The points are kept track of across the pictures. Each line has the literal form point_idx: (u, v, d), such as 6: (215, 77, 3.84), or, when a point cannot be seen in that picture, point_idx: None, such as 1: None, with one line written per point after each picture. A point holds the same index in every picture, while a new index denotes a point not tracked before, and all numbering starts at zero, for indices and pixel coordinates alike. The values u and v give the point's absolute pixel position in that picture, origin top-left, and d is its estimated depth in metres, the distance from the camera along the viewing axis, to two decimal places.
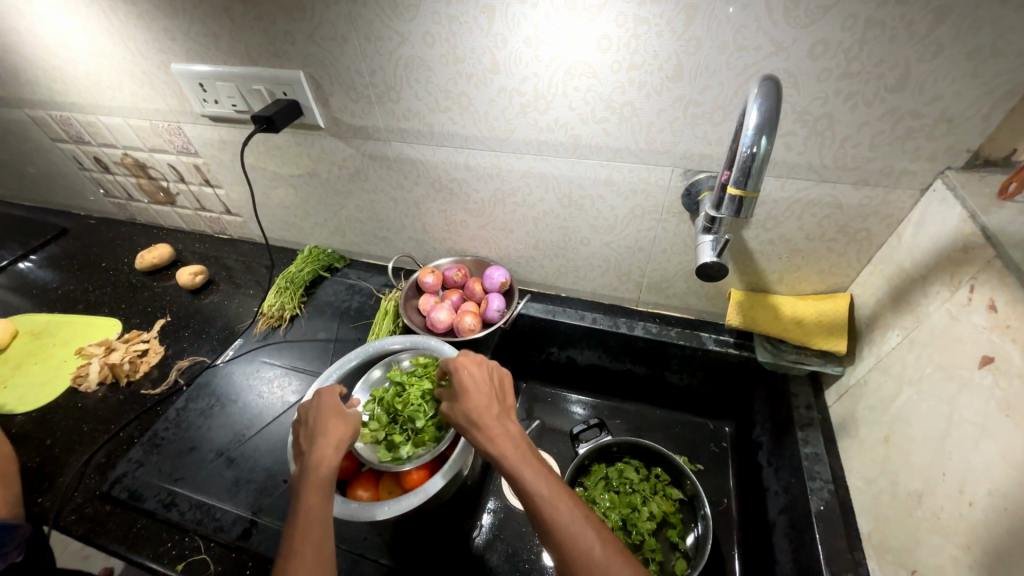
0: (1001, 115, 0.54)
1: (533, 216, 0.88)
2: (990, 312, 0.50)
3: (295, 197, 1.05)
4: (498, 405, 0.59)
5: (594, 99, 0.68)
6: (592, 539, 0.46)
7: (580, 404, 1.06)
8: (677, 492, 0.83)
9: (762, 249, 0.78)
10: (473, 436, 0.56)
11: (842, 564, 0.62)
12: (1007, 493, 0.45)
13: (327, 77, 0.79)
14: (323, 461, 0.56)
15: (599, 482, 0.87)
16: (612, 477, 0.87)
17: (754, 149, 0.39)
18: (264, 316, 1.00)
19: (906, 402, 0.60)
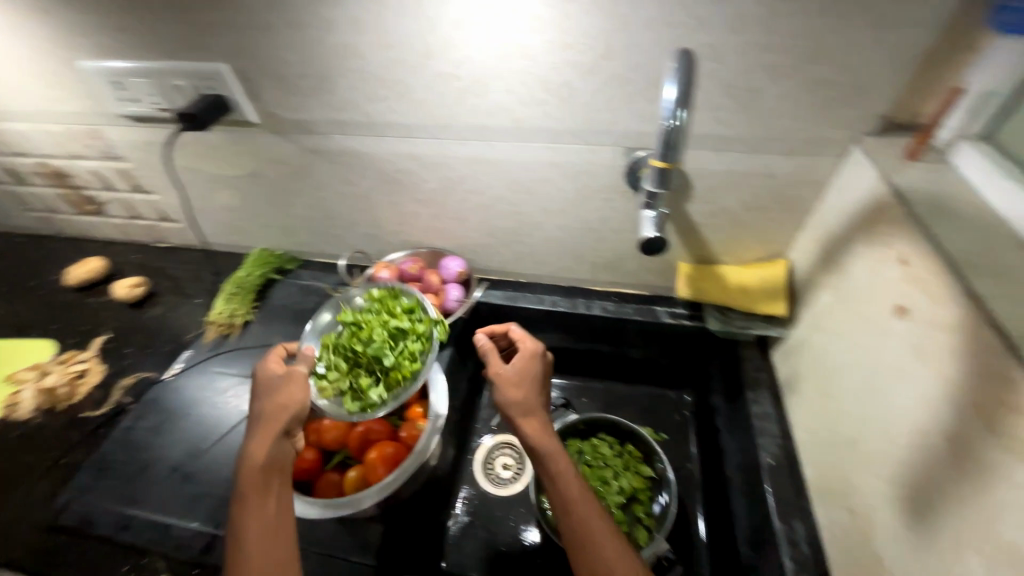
0: (906, 81, 0.57)
1: (484, 203, 0.88)
2: (903, 266, 0.53)
3: (236, 198, 1.00)
4: (541, 406, 0.62)
5: (531, 81, 0.68)
6: (609, 545, 0.50)
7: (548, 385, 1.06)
8: (648, 470, 0.86)
9: (705, 222, 0.80)
10: (514, 427, 0.59)
11: (790, 511, 0.66)
12: (920, 429, 0.48)
13: (255, 69, 0.75)
14: (261, 450, 0.56)
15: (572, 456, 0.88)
16: (587, 451, 0.88)
17: (674, 121, 0.41)
18: (213, 324, 0.97)
19: (839, 356, 0.64)
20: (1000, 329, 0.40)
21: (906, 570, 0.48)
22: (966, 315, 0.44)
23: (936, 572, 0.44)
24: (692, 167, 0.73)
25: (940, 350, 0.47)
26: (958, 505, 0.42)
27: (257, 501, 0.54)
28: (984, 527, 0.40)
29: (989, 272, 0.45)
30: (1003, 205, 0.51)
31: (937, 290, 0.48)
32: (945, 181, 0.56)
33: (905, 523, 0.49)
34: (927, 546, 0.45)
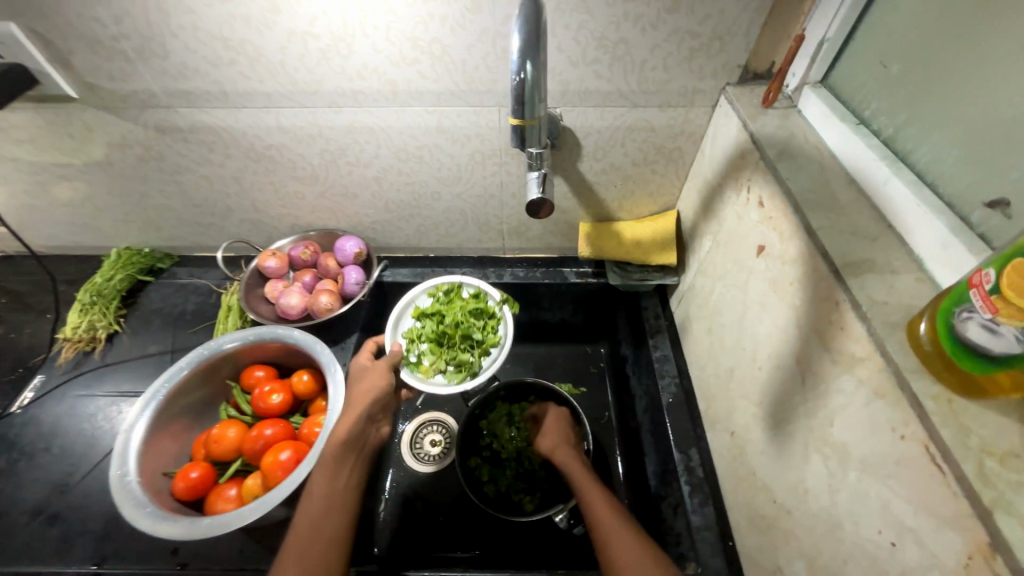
0: (757, 30, 0.60)
1: (374, 176, 0.81)
2: (760, 208, 0.58)
3: (75, 190, 0.85)
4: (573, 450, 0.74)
5: (398, 38, 0.62)
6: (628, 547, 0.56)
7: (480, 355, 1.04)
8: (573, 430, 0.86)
9: (598, 179, 0.81)
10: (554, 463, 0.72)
11: (687, 441, 0.72)
12: (777, 354, 0.54)
13: (56, 30, 0.62)
14: (341, 432, 0.58)
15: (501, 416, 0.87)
16: (514, 411, 0.88)
17: (522, 75, 0.40)
18: (68, 341, 0.83)
19: (718, 296, 0.69)
20: (828, 257, 0.45)
21: (772, 477, 0.54)
22: (804, 248, 0.49)
23: (792, 475, 0.50)
24: (578, 124, 0.72)
25: (789, 281, 0.51)
26: (804, 415, 0.48)
27: (324, 475, 0.55)
28: (822, 431, 0.45)
29: (823, 206, 0.50)
30: (835, 147, 0.56)
31: (784, 227, 0.53)
32: (793, 124, 0.61)
33: (769, 437, 0.55)
34: (785, 454, 0.51)
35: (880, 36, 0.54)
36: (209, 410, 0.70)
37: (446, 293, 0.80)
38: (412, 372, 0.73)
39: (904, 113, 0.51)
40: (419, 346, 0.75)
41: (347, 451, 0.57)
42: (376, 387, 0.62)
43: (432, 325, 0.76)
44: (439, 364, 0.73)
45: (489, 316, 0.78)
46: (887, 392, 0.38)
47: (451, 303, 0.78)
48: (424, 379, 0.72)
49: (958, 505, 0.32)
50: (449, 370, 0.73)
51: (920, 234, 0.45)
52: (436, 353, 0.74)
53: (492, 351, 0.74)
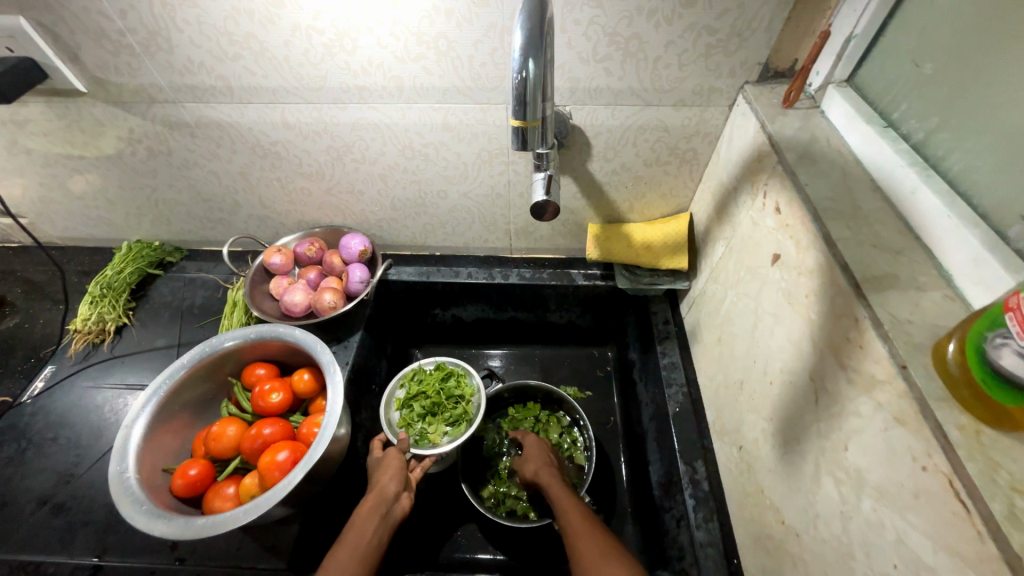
0: (779, 26, 0.57)
1: (379, 173, 0.80)
2: (777, 214, 0.55)
3: (88, 184, 0.86)
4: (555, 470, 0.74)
5: (403, 33, 0.61)
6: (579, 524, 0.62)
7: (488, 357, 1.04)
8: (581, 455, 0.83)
9: (608, 180, 0.79)
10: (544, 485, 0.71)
11: (692, 453, 0.69)
12: (791, 368, 0.51)
13: (63, 24, 0.62)
14: (365, 503, 0.61)
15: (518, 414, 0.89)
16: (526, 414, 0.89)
17: (523, 74, 0.38)
18: (78, 333, 0.84)
19: (729, 305, 0.67)
20: (848, 271, 0.42)
21: (780, 497, 0.51)
22: (822, 260, 0.46)
23: (802, 497, 0.47)
24: (589, 123, 0.69)
25: (805, 293, 0.49)
26: (817, 436, 0.45)
27: (351, 541, 0.56)
28: (836, 455, 0.43)
29: (843, 215, 0.47)
30: (860, 152, 0.53)
31: (801, 237, 0.50)
32: (815, 126, 0.58)
33: (779, 455, 0.52)
34: (795, 475, 0.49)
35: (912, 34, 0.51)
36: (211, 406, 0.70)
37: (413, 375, 0.84)
38: (422, 445, 0.75)
39: (937, 116, 0.48)
40: (415, 427, 0.78)
41: (368, 516, 0.59)
42: (396, 467, 0.67)
43: (417, 405, 0.80)
44: (440, 426, 0.78)
45: (457, 375, 0.85)
46: (908, 419, 0.35)
47: (423, 377, 0.83)
48: (436, 446, 0.75)
49: (982, 547, 0.30)
50: (450, 428, 0.78)
51: (949, 248, 0.42)
52: (433, 422, 0.79)
53: (475, 398, 0.81)
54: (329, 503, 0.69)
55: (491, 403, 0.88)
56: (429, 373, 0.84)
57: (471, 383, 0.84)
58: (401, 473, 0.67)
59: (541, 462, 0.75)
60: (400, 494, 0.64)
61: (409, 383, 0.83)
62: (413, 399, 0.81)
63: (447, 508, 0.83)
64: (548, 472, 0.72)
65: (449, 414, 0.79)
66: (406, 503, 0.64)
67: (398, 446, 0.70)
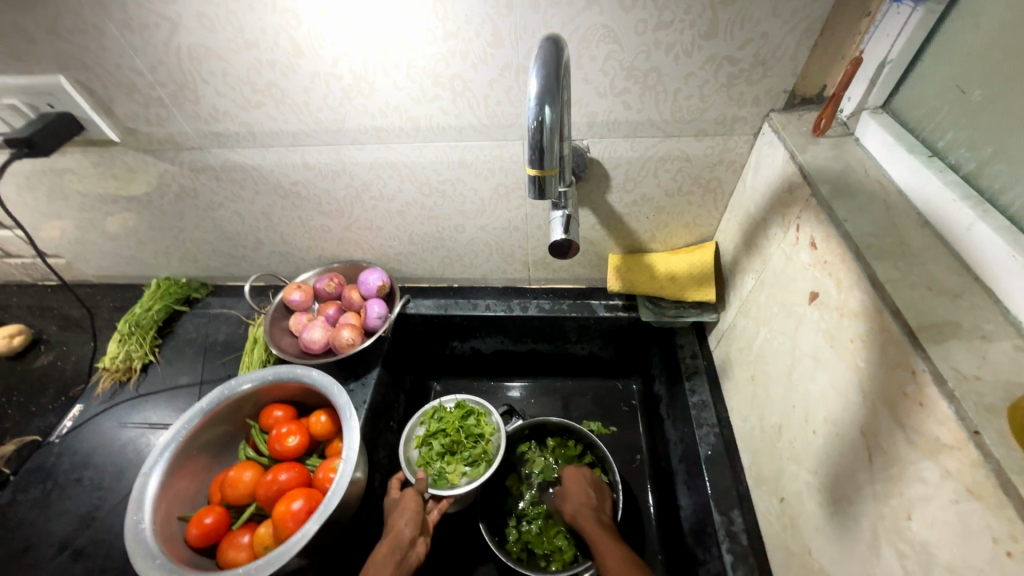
0: (805, 53, 0.54)
1: (397, 210, 0.80)
2: (812, 249, 0.51)
3: (120, 225, 0.89)
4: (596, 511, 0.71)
5: (419, 76, 0.61)
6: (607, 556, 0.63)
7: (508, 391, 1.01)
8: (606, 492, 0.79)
9: (628, 211, 0.76)
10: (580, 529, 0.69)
11: (728, 502, 0.64)
12: (837, 419, 0.46)
13: (98, 80, 0.65)
14: (380, 548, 0.59)
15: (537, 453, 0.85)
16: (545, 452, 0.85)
17: (540, 120, 0.37)
18: (106, 371, 0.85)
19: (763, 342, 0.63)
20: (900, 317, 0.38)
21: (832, 563, 0.46)
22: (868, 303, 0.42)
23: (858, 567, 0.42)
24: (607, 155, 0.68)
25: (850, 337, 0.45)
26: (873, 499, 0.41)
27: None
28: (897, 523, 0.38)
29: (890, 253, 0.43)
30: (902, 183, 0.50)
31: (842, 275, 0.46)
32: (850, 155, 0.54)
33: (828, 515, 0.47)
34: (849, 540, 0.44)
35: (954, 57, 0.48)
36: (228, 449, 0.70)
37: (433, 412, 0.81)
38: (440, 486, 0.73)
39: (988, 145, 0.44)
40: (433, 466, 0.75)
41: (383, 563, 0.57)
42: (413, 509, 0.64)
43: (436, 442, 0.77)
44: (459, 466, 0.75)
45: (478, 413, 0.82)
46: (986, 493, 0.31)
47: (442, 415, 0.80)
48: (454, 487, 0.73)
49: None
50: (470, 468, 0.75)
51: (1017, 292, 0.38)
52: (452, 462, 0.75)
53: (496, 438, 0.78)
54: (343, 550, 0.67)
55: (510, 443, 0.84)
56: (449, 410, 0.81)
57: (491, 422, 0.81)
58: (416, 516, 0.65)
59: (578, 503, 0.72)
60: (415, 540, 0.62)
61: (429, 419, 0.81)
62: (432, 436, 0.78)
63: (465, 552, 0.79)
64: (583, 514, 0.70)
65: (468, 453, 0.76)
66: (421, 549, 0.62)
67: (415, 487, 0.68)
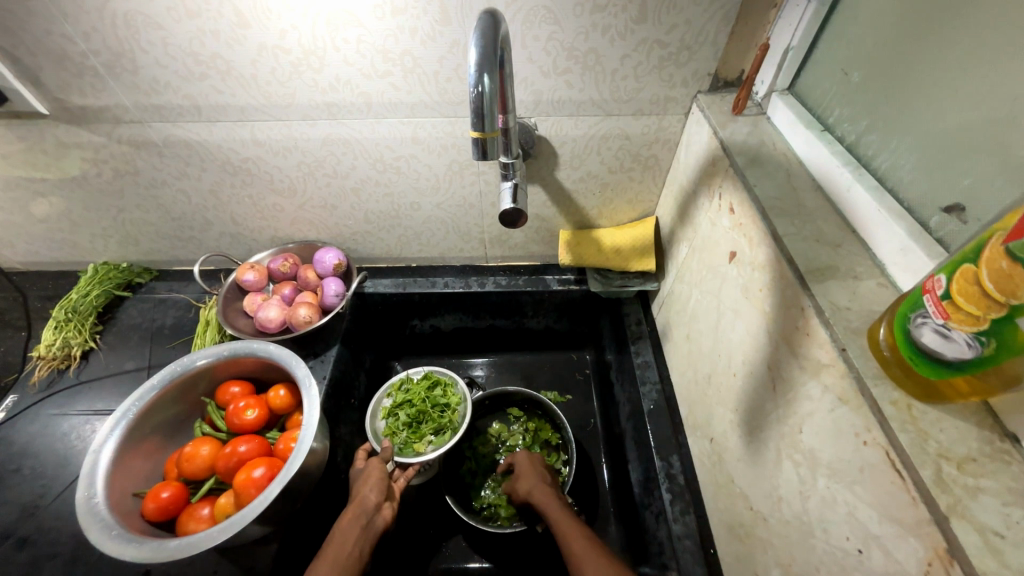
0: (724, 40, 0.61)
1: (352, 187, 0.81)
2: (731, 214, 0.58)
3: (51, 207, 0.84)
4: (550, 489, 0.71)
5: (369, 51, 0.62)
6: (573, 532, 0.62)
7: (468, 367, 1.04)
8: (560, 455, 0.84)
9: (576, 188, 0.81)
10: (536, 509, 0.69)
11: (668, 448, 0.71)
12: (751, 360, 0.53)
13: (24, 46, 0.61)
14: (345, 516, 0.60)
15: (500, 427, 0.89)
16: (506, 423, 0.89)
17: (480, 88, 0.41)
18: (41, 359, 0.81)
19: (695, 303, 0.69)
20: (794, 263, 0.45)
21: (748, 484, 0.54)
22: (771, 255, 0.49)
23: (767, 482, 0.49)
24: (554, 133, 0.72)
25: (759, 287, 0.51)
26: (776, 422, 0.48)
27: (331, 555, 0.56)
28: (793, 438, 0.45)
29: (788, 213, 0.50)
30: (802, 154, 0.57)
31: (753, 234, 0.53)
32: (763, 132, 0.61)
33: (745, 444, 0.54)
34: (760, 461, 0.51)
35: (842, 45, 0.55)
36: (182, 428, 0.69)
37: (402, 385, 0.85)
38: (405, 454, 0.76)
39: (866, 120, 0.52)
40: (400, 434, 0.78)
41: (347, 529, 0.58)
42: (377, 476, 0.66)
43: (402, 413, 0.80)
44: (424, 435, 0.78)
45: (445, 384, 0.85)
46: (850, 398, 0.38)
47: (409, 387, 0.84)
48: (420, 454, 0.76)
49: (917, 511, 0.32)
50: (434, 436, 0.78)
51: (882, 240, 0.46)
52: (417, 431, 0.78)
53: (460, 406, 0.82)
54: (307, 520, 0.68)
55: (473, 412, 0.88)
56: (416, 382, 0.85)
57: (457, 392, 0.84)
58: (383, 483, 0.66)
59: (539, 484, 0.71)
60: (381, 504, 0.64)
61: (396, 392, 0.84)
62: (399, 408, 0.82)
63: (434, 522, 0.82)
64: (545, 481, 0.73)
65: (432, 422, 0.80)
66: (388, 513, 0.64)
67: (381, 455, 0.69)
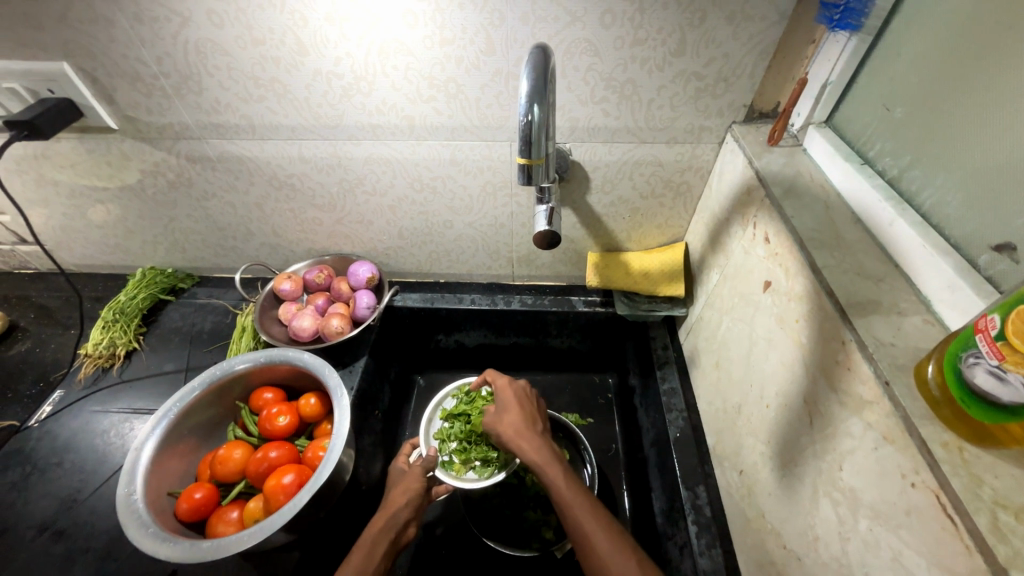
0: (761, 73, 0.62)
1: (389, 204, 0.84)
2: (766, 244, 0.58)
3: (109, 213, 0.89)
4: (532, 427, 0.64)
5: (416, 77, 0.66)
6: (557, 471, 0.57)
7: None
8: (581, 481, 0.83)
9: (607, 212, 0.82)
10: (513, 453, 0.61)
11: (694, 479, 0.70)
12: (786, 391, 0.52)
13: (103, 68, 0.67)
14: (375, 525, 0.60)
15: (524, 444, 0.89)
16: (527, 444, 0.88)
17: (529, 117, 0.42)
18: (89, 357, 0.85)
19: (726, 331, 0.69)
20: (833, 296, 0.45)
21: (781, 521, 0.52)
22: (810, 286, 0.49)
23: (803, 519, 0.48)
24: (588, 158, 0.74)
25: (796, 318, 0.51)
26: (813, 457, 0.47)
27: (358, 562, 0.56)
28: (832, 475, 0.44)
29: (827, 245, 0.50)
30: (840, 186, 0.57)
31: (790, 265, 0.53)
32: (799, 163, 0.62)
33: (778, 478, 0.53)
34: (794, 497, 0.50)
35: (882, 81, 0.56)
36: (216, 431, 0.71)
37: (468, 390, 0.83)
38: (445, 470, 0.75)
39: (908, 155, 0.52)
40: (448, 446, 0.77)
41: (376, 540, 0.58)
42: (414, 490, 0.65)
43: (458, 425, 0.78)
44: (470, 459, 0.76)
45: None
46: (896, 437, 0.37)
47: (474, 398, 0.82)
48: (457, 477, 0.74)
49: (971, 561, 0.31)
50: (479, 465, 0.75)
51: (927, 276, 0.45)
52: (464, 450, 0.76)
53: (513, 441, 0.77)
54: (330, 529, 0.69)
55: None
56: (482, 396, 0.82)
57: None
58: (416, 499, 0.65)
59: (517, 420, 0.64)
60: (409, 522, 0.63)
61: (461, 396, 0.83)
62: (458, 416, 0.80)
63: (448, 538, 0.81)
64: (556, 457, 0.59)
65: (481, 449, 0.76)
66: (411, 532, 0.63)
67: (423, 465, 0.69)
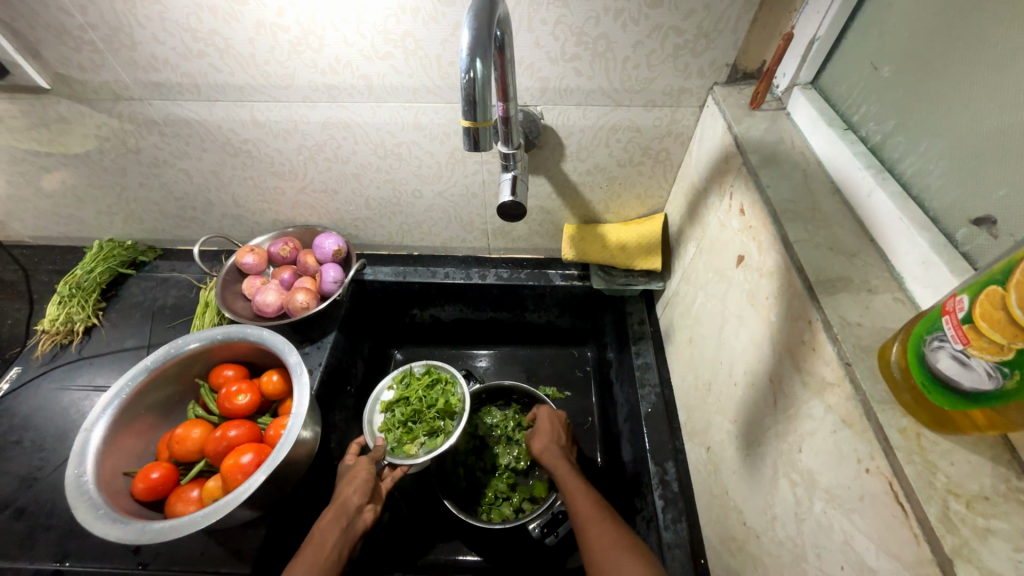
0: (745, 27, 0.57)
1: (353, 172, 0.79)
2: (741, 216, 0.55)
3: (57, 182, 0.84)
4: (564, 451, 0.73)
5: (369, 31, 0.60)
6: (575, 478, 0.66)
7: (467, 360, 1.03)
8: None
9: (583, 180, 0.78)
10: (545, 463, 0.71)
11: (664, 454, 0.69)
12: (753, 370, 0.50)
13: (23, 19, 0.61)
14: (325, 517, 0.59)
15: (498, 422, 0.87)
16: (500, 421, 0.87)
17: (472, 74, 0.38)
18: (46, 333, 0.82)
19: (700, 306, 0.67)
20: (803, 273, 0.42)
21: (742, 498, 0.51)
22: (782, 263, 0.46)
23: (762, 497, 0.47)
24: (561, 123, 0.69)
25: (766, 295, 0.49)
26: (775, 437, 0.46)
27: (310, 553, 0.55)
28: (791, 455, 0.43)
29: (802, 217, 0.47)
30: (822, 154, 0.54)
31: (763, 239, 0.50)
32: (781, 129, 0.58)
33: (742, 456, 0.52)
34: (756, 475, 0.49)
35: (871, 37, 0.51)
36: (176, 409, 0.69)
37: (401, 378, 0.84)
38: (396, 455, 0.74)
39: (892, 120, 0.48)
40: (395, 432, 0.77)
41: (325, 530, 0.57)
42: (362, 478, 0.64)
43: (400, 410, 0.79)
44: (417, 436, 0.77)
45: (445, 382, 0.84)
46: (854, 421, 0.35)
47: (409, 383, 0.83)
48: (410, 457, 0.74)
49: (919, 550, 0.30)
50: (427, 439, 0.77)
51: (902, 251, 0.43)
52: (410, 432, 0.77)
53: (458, 410, 0.80)
54: (297, 505, 0.68)
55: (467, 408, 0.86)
56: (417, 376, 0.84)
57: (457, 391, 0.82)
58: (367, 485, 0.64)
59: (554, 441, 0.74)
60: (363, 507, 0.62)
61: (396, 386, 0.83)
62: (397, 404, 0.81)
63: (421, 511, 0.81)
64: (601, 521, 0.57)
65: (426, 425, 0.78)
66: (369, 516, 0.62)
67: (369, 456, 0.68)
